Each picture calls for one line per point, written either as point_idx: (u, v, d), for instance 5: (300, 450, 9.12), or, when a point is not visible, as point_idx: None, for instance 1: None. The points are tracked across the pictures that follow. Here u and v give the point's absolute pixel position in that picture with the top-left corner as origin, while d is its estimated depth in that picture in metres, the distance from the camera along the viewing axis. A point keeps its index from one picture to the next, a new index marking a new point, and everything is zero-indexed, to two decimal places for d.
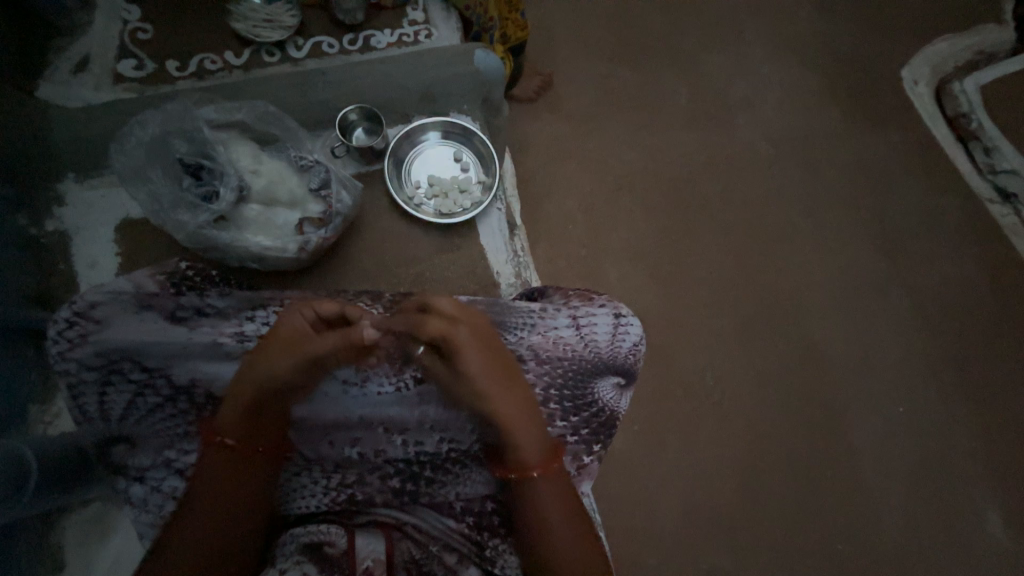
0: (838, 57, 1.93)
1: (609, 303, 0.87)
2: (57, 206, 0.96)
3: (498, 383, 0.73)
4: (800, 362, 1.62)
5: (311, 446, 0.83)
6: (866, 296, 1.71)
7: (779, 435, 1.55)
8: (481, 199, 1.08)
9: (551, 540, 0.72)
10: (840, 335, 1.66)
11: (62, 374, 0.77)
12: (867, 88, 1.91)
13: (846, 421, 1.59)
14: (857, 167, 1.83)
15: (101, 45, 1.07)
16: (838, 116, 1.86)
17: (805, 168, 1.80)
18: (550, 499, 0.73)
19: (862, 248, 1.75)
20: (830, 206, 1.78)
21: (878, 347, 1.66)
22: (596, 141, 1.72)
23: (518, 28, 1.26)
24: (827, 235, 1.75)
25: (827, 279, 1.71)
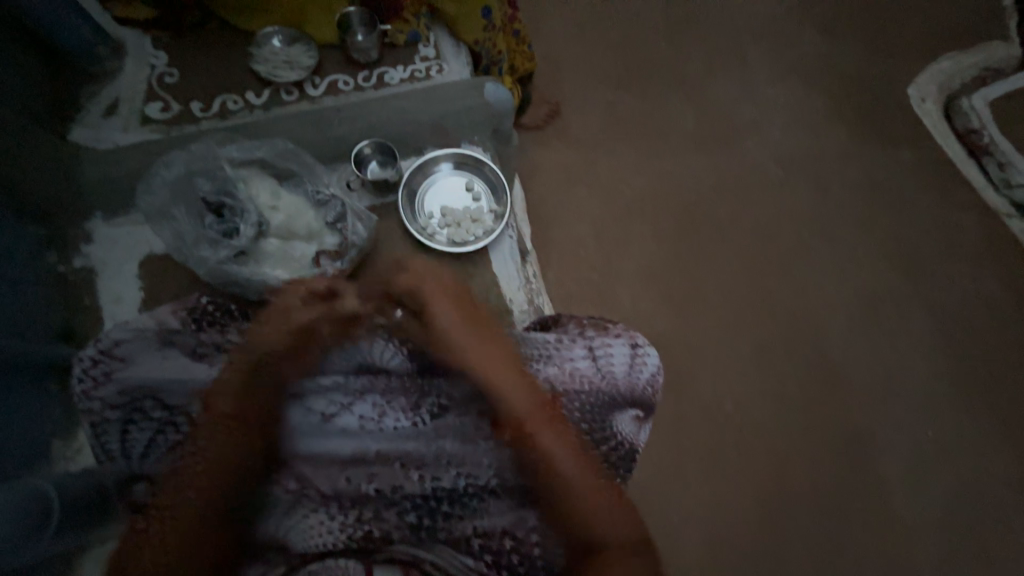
0: (843, 78, 1.94)
1: (626, 333, 0.88)
2: (83, 243, 0.99)
3: (476, 339, 0.85)
4: (820, 384, 1.58)
5: (328, 481, 0.82)
6: (885, 314, 1.67)
7: (802, 460, 1.50)
8: (493, 227, 1.10)
9: (568, 487, 0.77)
10: (861, 355, 1.62)
11: (86, 412, 0.79)
12: (875, 107, 1.91)
13: (873, 445, 1.53)
14: (868, 185, 1.82)
15: (130, 89, 1.12)
16: (846, 135, 1.87)
17: (815, 188, 1.80)
18: (550, 440, 0.79)
19: (878, 266, 1.73)
20: (843, 224, 1.77)
21: (901, 366, 1.62)
22: (605, 166, 1.74)
23: (525, 60, 1.43)
24: (841, 253, 1.73)
25: (844, 298, 1.68)
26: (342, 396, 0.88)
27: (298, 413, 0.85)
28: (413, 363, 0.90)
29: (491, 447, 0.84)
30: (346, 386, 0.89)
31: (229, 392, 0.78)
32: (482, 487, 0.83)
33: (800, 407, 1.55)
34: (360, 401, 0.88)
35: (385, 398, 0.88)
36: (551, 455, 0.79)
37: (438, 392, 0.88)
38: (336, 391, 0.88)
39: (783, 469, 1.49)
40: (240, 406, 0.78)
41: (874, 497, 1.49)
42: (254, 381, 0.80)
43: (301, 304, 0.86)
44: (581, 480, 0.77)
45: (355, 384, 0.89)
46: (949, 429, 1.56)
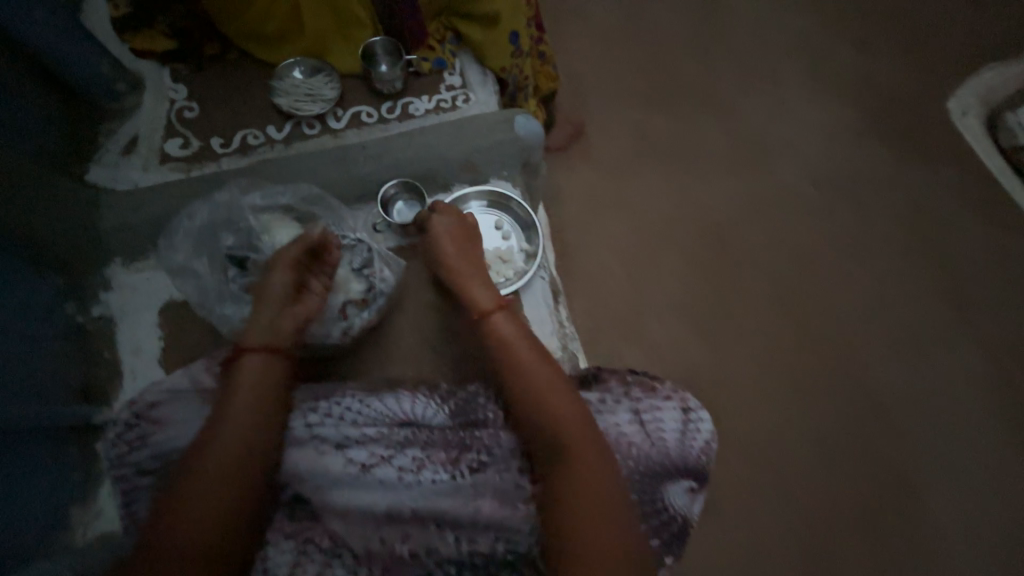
0: (881, 93, 1.85)
1: (676, 396, 0.80)
2: (104, 291, 0.97)
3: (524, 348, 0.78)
4: (866, 421, 1.49)
5: (360, 540, 0.72)
6: (930, 343, 1.57)
7: (850, 504, 1.40)
8: (524, 268, 1.05)
9: (551, 412, 0.72)
10: (908, 388, 1.53)
11: (118, 478, 0.75)
12: (914, 123, 1.82)
13: (921, 487, 1.43)
14: (911, 205, 1.72)
15: (149, 125, 1.09)
16: (885, 153, 1.78)
17: (854, 210, 1.71)
18: (526, 350, 0.78)
19: (924, 291, 1.62)
20: (885, 248, 1.67)
21: (948, 401, 1.52)
22: (631, 189, 1.68)
23: (549, 78, 1.37)
24: (885, 279, 1.63)
25: (889, 327, 1.58)
26: (381, 446, 0.77)
27: (336, 465, 0.75)
28: (456, 412, 0.81)
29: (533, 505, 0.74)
30: (388, 436, 0.77)
31: (235, 441, 0.69)
32: (524, 555, 0.72)
33: (840, 445, 1.46)
34: (400, 452, 0.76)
35: (425, 450, 0.77)
36: (532, 375, 0.75)
37: (480, 445, 0.77)
38: (376, 441, 0.77)
39: (826, 513, 1.39)
40: (239, 458, 0.69)
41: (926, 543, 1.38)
42: (254, 424, 0.71)
43: (285, 255, 0.83)
44: (567, 405, 0.72)
45: (398, 435, 0.78)
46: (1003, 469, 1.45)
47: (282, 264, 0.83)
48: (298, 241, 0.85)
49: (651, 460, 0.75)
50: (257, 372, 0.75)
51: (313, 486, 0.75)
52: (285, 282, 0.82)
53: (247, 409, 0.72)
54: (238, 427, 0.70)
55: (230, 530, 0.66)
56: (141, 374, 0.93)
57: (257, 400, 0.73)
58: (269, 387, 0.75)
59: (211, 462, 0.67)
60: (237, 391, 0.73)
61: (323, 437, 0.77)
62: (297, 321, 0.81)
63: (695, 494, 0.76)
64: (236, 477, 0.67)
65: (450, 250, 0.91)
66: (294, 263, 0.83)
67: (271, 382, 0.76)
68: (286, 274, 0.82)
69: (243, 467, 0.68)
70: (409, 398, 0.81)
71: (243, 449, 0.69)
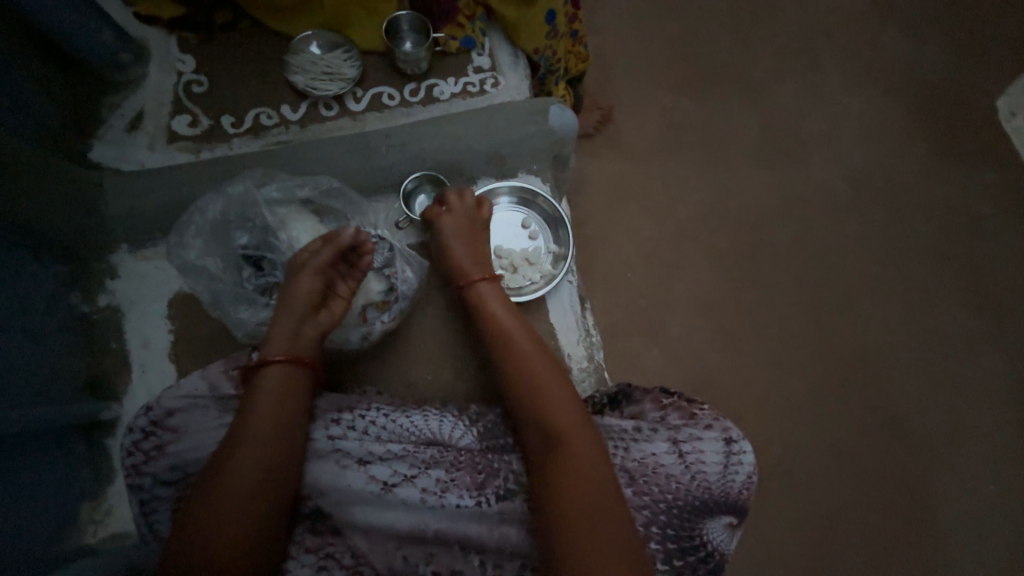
0: (961, 67, 1.62)
1: (718, 425, 0.78)
2: (109, 280, 0.92)
3: (530, 345, 0.77)
4: (933, 442, 1.30)
5: (383, 558, 0.71)
6: (977, 378, 1.35)
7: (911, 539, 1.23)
8: (551, 272, 0.99)
9: (541, 397, 0.71)
10: (983, 408, 1.34)
11: (135, 488, 0.72)
12: (1000, 102, 1.59)
13: (962, 537, 1.24)
14: (994, 198, 1.51)
15: (156, 100, 1.01)
16: (966, 137, 1.55)
17: (928, 201, 1.49)
18: (517, 332, 0.78)
19: (1004, 296, 1.43)
20: (963, 245, 1.46)
21: (996, 444, 1.31)
22: (673, 169, 1.48)
23: (580, 60, 1.22)
24: (961, 282, 1.43)
25: (965, 337, 1.39)
26: (405, 465, 0.74)
27: (357, 481, 0.73)
28: (480, 436, 0.79)
29: None
30: (413, 455, 0.75)
31: (258, 459, 0.65)
32: None
33: (880, 481, 1.27)
34: (425, 473, 0.74)
35: (450, 473, 0.74)
36: (523, 358, 0.75)
37: (507, 472, 0.74)
38: (401, 460, 0.75)
39: (857, 558, 1.21)
40: (266, 477, 0.65)
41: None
42: (279, 440, 0.68)
43: (313, 260, 0.78)
44: (558, 391, 0.72)
45: (424, 454, 0.75)
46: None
47: (309, 268, 0.77)
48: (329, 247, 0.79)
49: (691, 494, 0.74)
50: (282, 385, 0.71)
51: (335, 500, 0.72)
52: (314, 288, 0.77)
53: (271, 425, 0.68)
54: (262, 447, 0.66)
55: (254, 555, 0.62)
56: (151, 369, 0.89)
57: (282, 416, 0.69)
58: (294, 400, 0.71)
59: (236, 484, 0.63)
60: (260, 403, 0.69)
61: (347, 451, 0.75)
62: (320, 328, 0.78)
63: (734, 531, 0.75)
64: (263, 500, 0.64)
65: (456, 243, 0.87)
66: (322, 270, 0.79)
67: (294, 397, 0.72)
68: (312, 277, 0.77)
69: (268, 490, 0.65)
70: (437, 417, 0.80)
71: (269, 473, 0.65)
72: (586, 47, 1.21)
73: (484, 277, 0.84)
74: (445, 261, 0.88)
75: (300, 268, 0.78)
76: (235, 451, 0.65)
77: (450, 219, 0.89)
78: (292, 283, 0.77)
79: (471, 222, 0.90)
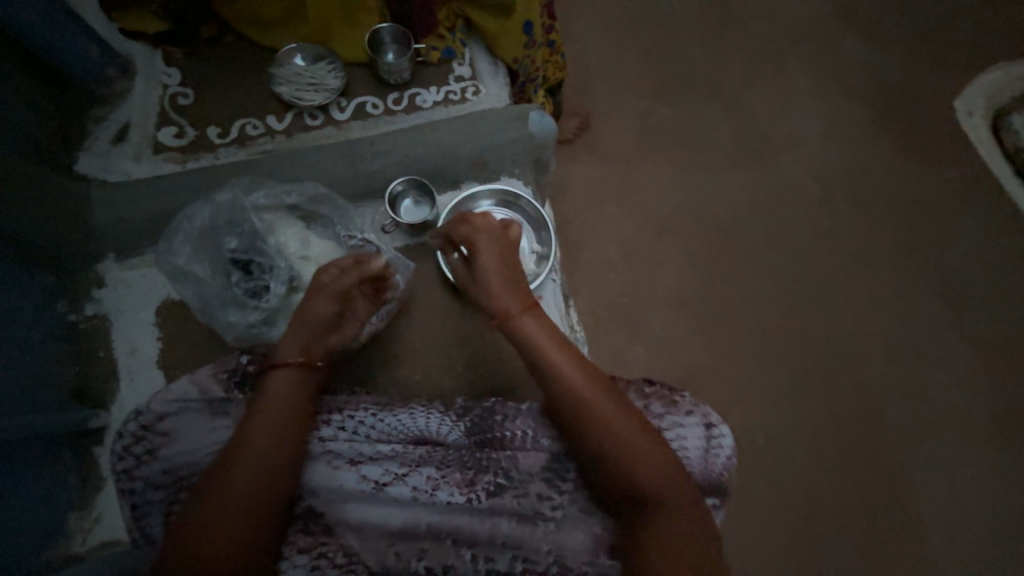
0: (919, 70, 1.71)
1: (698, 411, 0.81)
2: (96, 289, 0.93)
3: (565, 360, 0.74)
4: (906, 426, 1.35)
5: (375, 555, 0.72)
6: (945, 363, 1.41)
7: (890, 520, 1.27)
8: (535, 271, 1.01)
9: (614, 433, 0.68)
10: (953, 391, 1.39)
11: (126, 492, 0.73)
12: (957, 102, 1.68)
13: (936, 519, 1.28)
14: (954, 191, 1.58)
15: (142, 112, 1.03)
16: (926, 135, 1.64)
17: (892, 196, 1.57)
18: (567, 365, 0.73)
19: (968, 284, 1.49)
20: (927, 237, 1.53)
21: (965, 428, 1.36)
22: (650, 171, 1.53)
23: (558, 69, 1.27)
24: (927, 272, 1.50)
25: (932, 324, 1.45)
26: (396, 464, 0.76)
27: (350, 481, 0.75)
28: (470, 435, 0.79)
29: (554, 526, 0.74)
30: (403, 454, 0.77)
31: (253, 464, 0.66)
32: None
33: (856, 465, 1.31)
34: (415, 471, 0.76)
35: (440, 471, 0.76)
36: (582, 394, 0.71)
37: (497, 468, 0.76)
38: (392, 460, 0.77)
39: (836, 541, 1.25)
40: (260, 480, 0.66)
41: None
42: (269, 444, 0.68)
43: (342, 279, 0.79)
44: (628, 425, 0.69)
45: (414, 454, 0.77)
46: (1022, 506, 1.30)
47: (330, 291, 0.78)
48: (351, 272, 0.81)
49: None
50: (285, 392, 0.73)
51: (328, 500, 0.74)
52: (332, 313, 0.78)
53: (270, 430, 0.69)
54: (261, 452, 0.67)
55: (249, 553, 0.64)
56: (139, 375, 0.90)
57: (286, 425, 0.70)
58: (299, 410, 0.73)
59: (232, 488, 0.65)
60: (261, 411, 0.70)
61: (337, 452, 0.76)
62: (328, 346, 0.79)
63: (717, 511, 0.78)
64: (261, 502, 0.66)
65: (490, 269, 0.81)
66: (342, 293, 0.79)
67: (300, 405, 0.73)
68: (331, 301, 0.78)
69: (264, 493, 0.66)
70: (423, 414, 0.80)
71: (265, 476, 0.67)
72: (563, 56, 1.26)
73: (520, 310, 0.79)
74: (477, 286, 0.83)
75: (320, 289, 0.78)
76: (235, 456, 0.67)
77: (483, 242, 0.83)
78: (309, 303, 0.77)
79: (505, 247, 0.85)
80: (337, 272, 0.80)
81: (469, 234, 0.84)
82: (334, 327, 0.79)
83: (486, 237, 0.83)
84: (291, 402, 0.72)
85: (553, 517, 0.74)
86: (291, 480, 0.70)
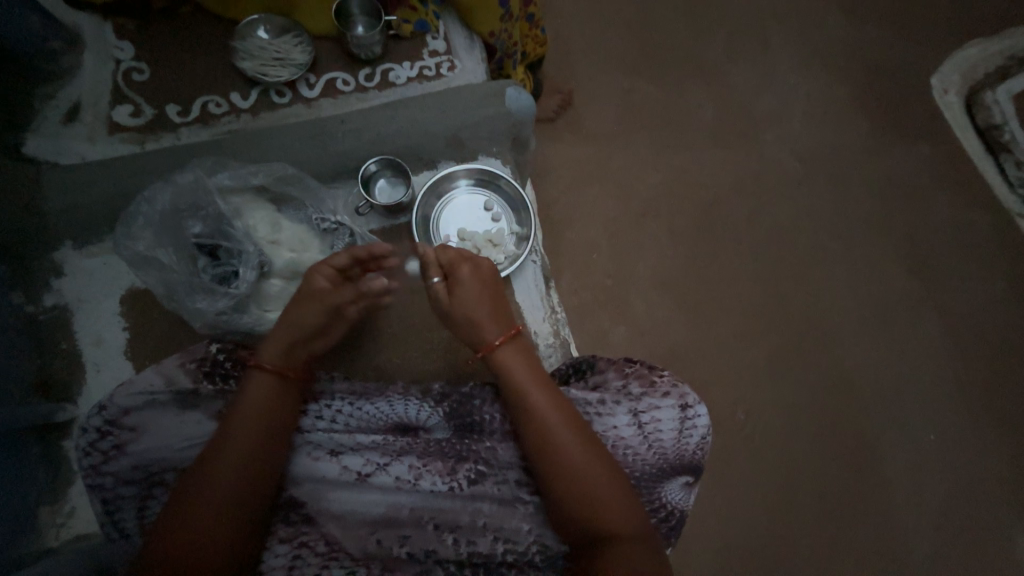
0: (897, 46, 1.71)
1: (675, 392, 0.82)
2: (55, 278, 0.89)
3: (531, 377, 0.74)
4: (876, 396, 1.40)
5: (358, 543, 0.72)
6: (915, 336, 1.46)
7: (860, 485, 1.33)
8: (515, 252, 0.99)
9: (576, 475, 0.69)
10: (922, 362, 1.44)
11: (95, 489, 0.71)
12: (934, 78, 1.69)
13: (902, 486, 1.34)
14: (928, 167, 1.61)
15: (93, 90, 0.97)
16: (902, 112, 1.65)
17: (867, 173, 1.58)
18: (540, 400, 0.72)
19: (939, 258, 1.53)
20: (901, 213, 1.56)
21: (932, 400, 1.41)
22: (631, 151, 1.51)
23: (538, 44, 1.21)
24: (900, 248, 1.53)
25: (905, 298, 1.48)
26: (378, 454, 0.75)
27: (331, 471, 0.74)
28: (453, 424, 0.79)
29: (534, 508, 0.74)
30: (384, 444, 0.76)
31: (232, 457, 0.66)
32: (522, 557, 0.73)
33: (830, 438, 1.35)
34: (397, 460, 0.75)
35: (422, 460, 0.75)
36: (551, 430, 0.71)
37: (478, 456, 0.76)
38: (374, 449, 0.76)
39: (810, 510, 1.29)
40: (239, 472, 0.65)
41: (901, 544, 1.30)
42: (246, 437, 0.67)
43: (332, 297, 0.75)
44: (593, 462, 0.69)
45: (395, 444, 0.76)
46: (981, 470, 1.37)
47: (322, 302, 0.75)
48: (352, 284, 0.78)
49: (648, 463, 0.79)
50: (265, 389, 0.71)
51: (310, 489, 0.74)
52: (319, 323, 0.75)
53: (247, 427, 0.68)
54: (240, 447, 0.66)
55: (229, 545, 0.64)
56: (107, 366, 0.87)
57: (273, 420, 0.70)
58: (281, 406, 0.71)
59: (215, 484, 0.64)
60: (238, 407, 0.69)
61: (317, 443, 0.76)
62: (308, 350, 0.76)
63: (690, 489, 0.80)
64: (245, 500, 0.65)
65: (467, 301, 0.77)
66: (337, 307, 0.76)
67: (279, 401, 0.71)
68: (322, 311, 0.75)
69: (246, 491, 0.66)
70: (401, 402, 0.79)
71: (250, 473, 0.66)
72: (544, 31, 1.21)
73: (501, 340, 0.76)
74: (455, 317, 0.77)
75: (314, 299, 0.75)
76: (216, 452, 0.66)
77: (465, 273, 0.77)
78: (299, 307, 0.75)
79: (494, 281, 0.80)
80: (333, 282, 0.77)
81: (450, 263, 0.79)
82: (323, 334, 0.77)
83: (467, 268, 0.78)
84: (266, 396, 0.70)
85: (533, 500, 0.75)
86: (276, 474, 0.69)
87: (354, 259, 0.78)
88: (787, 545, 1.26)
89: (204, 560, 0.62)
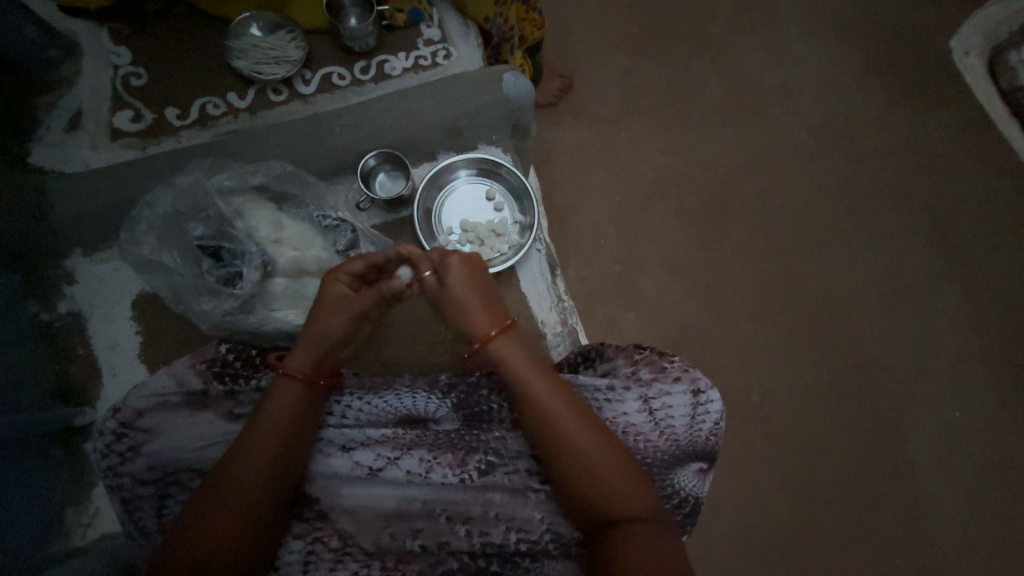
0: (913, 9, 1.63)
1: (687, 377, 0.80)
2: (67, 285, 0.90)
3: (529, 368, 0.73)
4: (898, 374, 1.36)
5: (371, 538, 0.73)
6: (939, 309, 1.41)
7: (881, 465, 1.30)
8: (519, 242, 0.98)
9: (586, 462, 0.68)
10: (945, 336, 1.39)
11: (114, 489, 0.72)
12: (953, 40, 1.61)
13: (927, 466, 1.31)
14: (949, 134, 1.54)
15: (95, 97, 0.97)
16: (920, 78, 1.57)
17: (883, 145, 1.52)
18: (543, 390, 0.71)
19: (963, 229, 1.47)
20: (920, 184, 1.50)
21: (957, 375, 1.37)
22: (635, 133, 1.47)
23: (536, 27, 1.16)
24: (920, 219, 1.47)
25: (925, 271, 1.43)
26: (388, 448, 0.75)
27: (343, 467, 0.74)
28: (462, 416, 0.79)
29: (544, 497, 0.74)
30: (394, 439, 0.76)
31: (251, 461, 0.66)
32: (536, 546, 0.73)
33: (851, 418, 1.32)
34: (406, 455, 0.75)
35: (432, 453, 0.75)
36: (558, 417, 0.69)
37: (487, 446, 0.76)
38: (383, 444, 0.76)
39: (830, 491, 1.27)
40: (259, 474, 0.66)
41: (927, 523, 1.27)
42: (260, 441, 0.67)
43: (359, 304, 0.75)
44: (599, 451, 0.68)
45: (404, 437, 0.76)
46: (1009, 445, 1.33)
47: (347, 312, 0.74)
48: (372, 288, 0.76)
49: (660, 450, 0.78)
50: (280, 394, 0.71)
51: (323, 486, 0.74)
52: (346, 333, 0.75)
53: (265, 430, 0.68)
54: (256, 449, 0.67)
55: (248, 546, 0.65)
56: (121, 370, 0.88)
57: (292, 424, 0.70)
58: (310, 412, 0.72)
59: (235, 480, 0.65)
60: (260, 409, 0.70)
61: (330, 439, 0.76)
62: (338, 358, 0.77)
63: (705, 475, 0.79)
64: (264, 504, 0.66)
65: (459, 289, 0.75)
66: (361, 314, 0.76)
67: (300, 408, 0.71)
68: (348, 321, 0.74)
69: (268, 493, 0.67)
70: (409, 395, 0.79)
71: (268, 475, 0.67)
72: (542, 13, 1.15)
73: (496, 331, 0.75)
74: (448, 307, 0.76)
75: (339, 307, 0.74)
76: (233, 457, 0.67)
77: (456, 266, 0.75)
78: (325, 319, 0.73)
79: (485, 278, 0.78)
80: (353, 288, 0.76)
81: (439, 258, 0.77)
82: (348, 342, 0.77)
83: (460, 261, 0.76)
84: (275, 399, 0.70)
85: (543, 489, 0.74)
86: (296, 472, 0.70)
87: (369, 266, 0.75)
88: (808, 527, 1.25)
89: (221, 559, 0.63)
